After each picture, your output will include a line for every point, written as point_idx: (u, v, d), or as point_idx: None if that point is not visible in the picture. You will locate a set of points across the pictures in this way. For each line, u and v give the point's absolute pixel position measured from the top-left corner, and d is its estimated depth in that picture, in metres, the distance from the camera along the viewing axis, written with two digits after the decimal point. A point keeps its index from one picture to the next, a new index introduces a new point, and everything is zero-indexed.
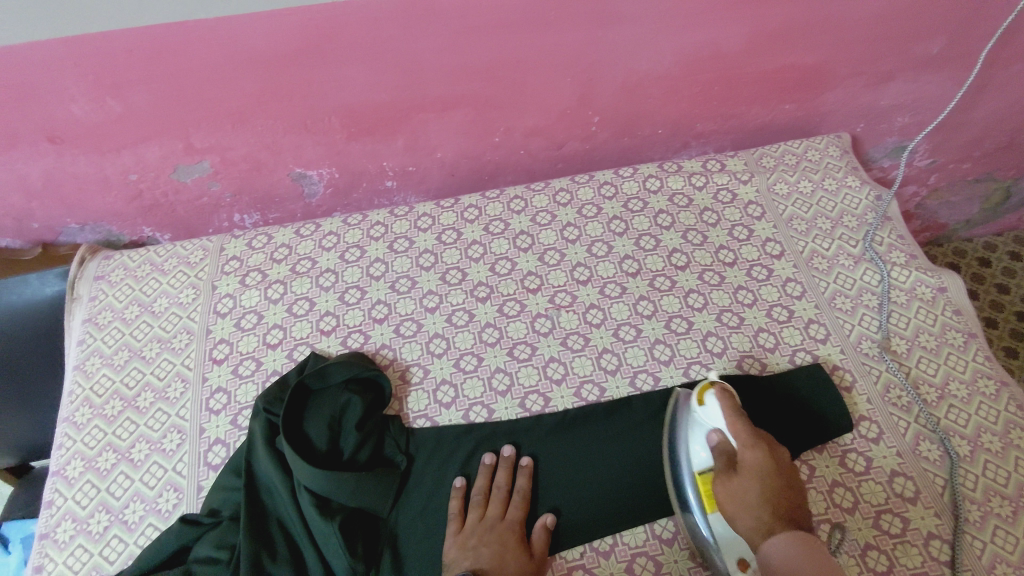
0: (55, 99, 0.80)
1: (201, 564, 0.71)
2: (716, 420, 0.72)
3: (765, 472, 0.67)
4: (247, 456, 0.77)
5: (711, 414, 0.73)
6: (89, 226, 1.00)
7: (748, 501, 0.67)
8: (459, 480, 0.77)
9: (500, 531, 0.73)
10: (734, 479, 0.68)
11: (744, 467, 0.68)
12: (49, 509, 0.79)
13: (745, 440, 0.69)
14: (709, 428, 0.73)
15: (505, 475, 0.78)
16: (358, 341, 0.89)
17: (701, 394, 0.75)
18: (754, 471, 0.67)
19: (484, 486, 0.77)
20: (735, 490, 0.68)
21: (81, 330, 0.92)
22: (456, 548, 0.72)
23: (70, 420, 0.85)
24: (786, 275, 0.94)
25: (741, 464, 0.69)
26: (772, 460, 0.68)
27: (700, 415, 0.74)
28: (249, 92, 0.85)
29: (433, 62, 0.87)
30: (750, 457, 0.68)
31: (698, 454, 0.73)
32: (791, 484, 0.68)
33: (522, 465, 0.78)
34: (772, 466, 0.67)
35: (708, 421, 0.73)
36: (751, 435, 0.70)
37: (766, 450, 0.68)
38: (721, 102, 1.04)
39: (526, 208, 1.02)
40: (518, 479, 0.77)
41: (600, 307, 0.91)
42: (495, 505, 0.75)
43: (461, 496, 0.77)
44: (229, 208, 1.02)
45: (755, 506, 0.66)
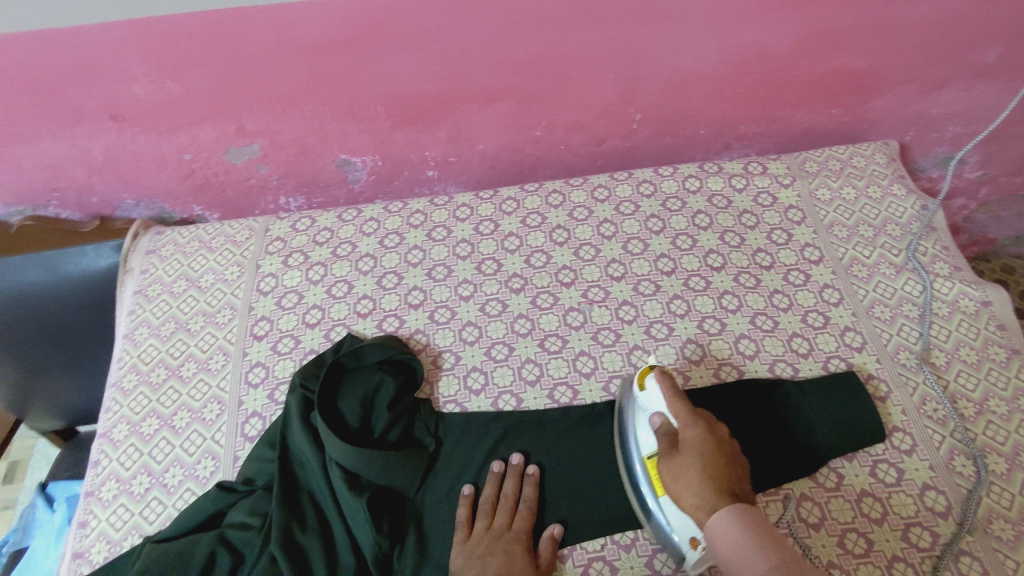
0: (118, 79, 0.84)
1: (235, 529, 0.74)
2: (657, 403, 0.73)
3: (704, 449, 0.66)
4: (282, 428, 0.80)
5: (651, 398, 0.74)
6: (143, 202, 1.04)
7: (689, 479, 0.65)
8: (467, 488, 0.78)
9: (509, 541, 0.73)
10: (677, 458, 0.67)
11: (684, 446, 0.68)
12: (96, 468, 0.83)
13: (684, 420, 0.69)
14: (651, 411, 0.73)
15: (514, 483, 0.77)
16: (393, 325, 0.91)
17: (643, 378, 0.75)
18: (694, 449, 0.67)
19: (492, 494, 0.77)
20: (678, 468, 0.66)
21: (131, 301, 0.97)
22: (463, 557, 0.72)
23: (118, 386, 0.89)
24: (823, 281, 0.93)
25: (682, 443, 0.68)
26: (711, 437, 0.68)
27: (641, 400, 0.75)
28: (300, 78, 0.88)
29: (479, 54, 0.89)
30: (689, 436, 0.68)
31: (645, 439, 0.73)
32: (732, 460, 0.67)
33: (527, 472, 0.78)
34: (710, 442, 0.67)
35: (649, 404, 0.74)
36: (690, 414, 0.70)
37: (704, 428, 0.68)
38: (766, 104, 1.03)
39: (563, 202, 1.02)
40: (524, 488, 0.77)
41: (633, 303, 0.92)
42: (503, 514, 0.75)
43: (469, 504, 0.77)
44: (275, 190, 1.05)
45: (697, 482, 0.65)
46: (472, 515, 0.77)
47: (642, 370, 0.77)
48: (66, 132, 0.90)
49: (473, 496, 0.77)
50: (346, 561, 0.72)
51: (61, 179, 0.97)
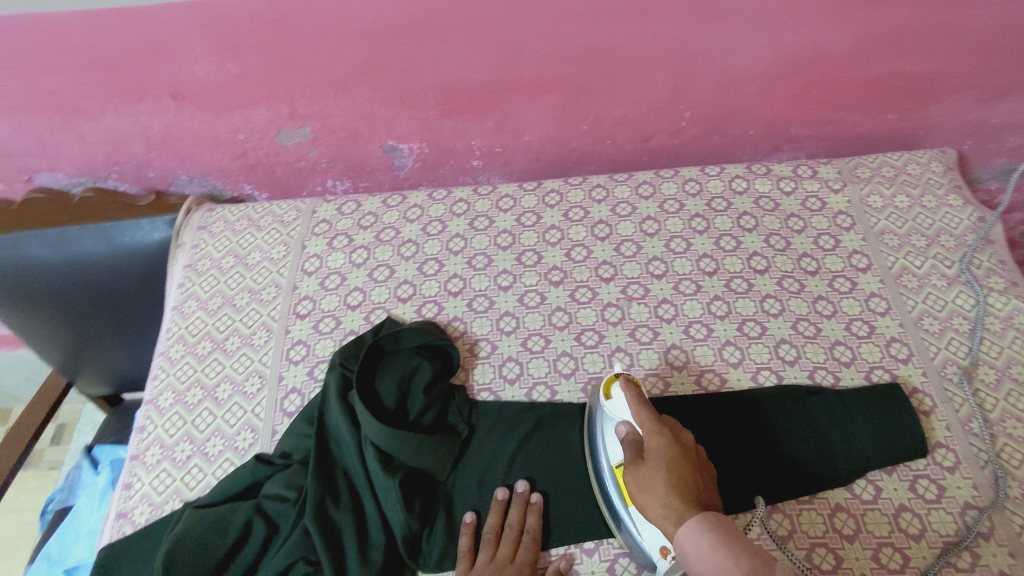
0: (181, 58, 0.87)
1: (271, 500, 0.76)
2: (623, 412, 0.74)
3: (668, 457, 0.65)
4: (320, 406, 0.81)
5: (616, 406, 0.74)
6: (197, 179, 1.07)
7: (654, 488, 0.64)
8: (470, 515, 0.75)
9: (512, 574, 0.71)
10: (641, 468, 0.66)
11: (648, 455, 0.66)
12: (141, 433, 0.86)
13: (648, 428, 0.68)
14: (619, 420, 0.74)
15: (517, 513, 0.75)
16: (432, 311, 0.92)
17: (609, 387, 0.77)
18: (659, 457, 0.65)
19: (496, 523, 0.74)
20: (644, 478, 0.65)
21: (182, 274, 1.00)
22: None
23: (166, 355, 0.92)
24: (870, 289, 0.91)
25: (646, 451, 0.67)
26: (674, 444, 0.66)
27: (608, 408, 0.76)
28: (353, 64, 0.89)
29: (531, 45, 0.89)
30: (652, 443, 0.67)
31: (613, 448, 0.74)
32: (696, 468, 0.66)
33: (530, 499, 0.76)
34: (673, 449, 0.66)
35: (615, 413, 0.75)
36: (653, 422, 0.69)
37: (667, 435, 0.67)
38: (820, 106, 1.01)
39: (607, 197, 1.02)
40: (528, 518, 0.75)
41: (673, 302, 0.91)
42: (506, 545, 0.73)
43: (472, 532, 0.74)
44: (323, 173, 1.07)
45: (662, 490, 0.63)
46: (475, 544, 0.75)
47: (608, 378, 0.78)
48: (129, 108, 0.93)
49: (475, 525, 0.75)
50: (376, 538, 0.74)
51: (121, 153, 1.00)
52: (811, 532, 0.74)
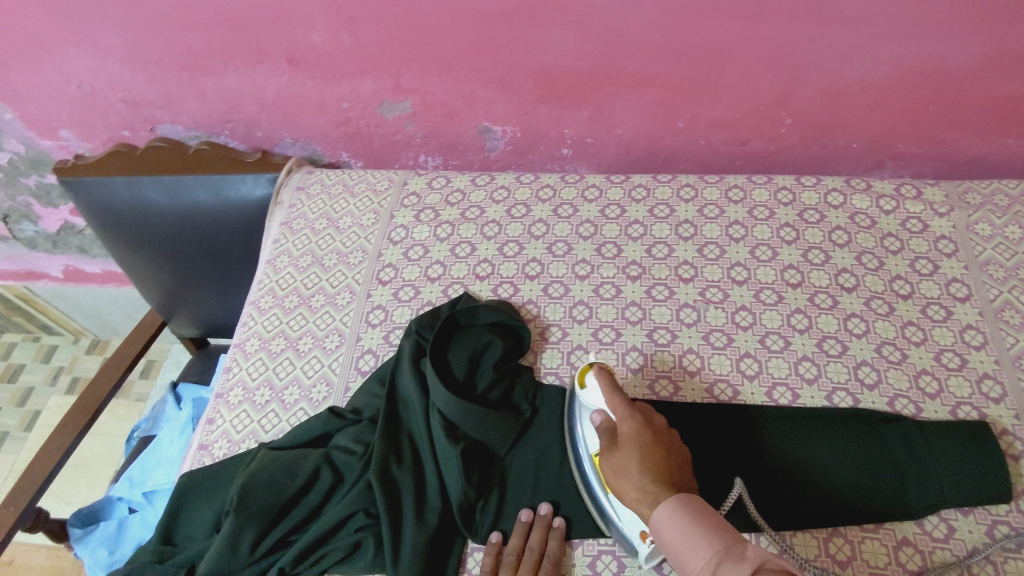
0: (301, 25, 0.92)
1: (340, 451, 0.80)
2: (597, 401, 0.73)
3: (641, 441, 0.66)
4: (394, 369, 0.85)
5: (591, 395, 0.74)
6: (300, 142, 1.12)
7: (627, 472, 0.65)
8: (495, 536, 0.74)
9: None
10: (616, 454, 0.67)
11: (621, 441, 0.67)
12: (228, 373, 0.92)
13: (620, 413, 0.69)
14: (593, 408, 0.74)
15: (539, 535, 0.73)
16: (507, 291, 0.94)
17: (582, 377, 0.76)
18: (632, 443, 0.66)
19: (518, 546, 0.73)
20: (619, 464, 0.66)
21: (278, 230, 1.05)
22: None
23: (256, 304, 0.98)
24: (967, 321, 0.86)
25: (621, 437, 0.68)
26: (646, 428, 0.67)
27: (583, 398, 0.75)
28: (459, 43, 0.92)
29: (636, 38, 0.89)
30: (625, 429, 0.68)
31: (592, 437, 0.74)
32: (670, 450, 0.67)
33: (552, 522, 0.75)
34: (646, 434, 0.67)
35: (590, 401, 0.74)
36: (626, 407, 0.70)
37: (640, 420, 0.68)
38: (933, 124, 0.96)
39: (695, 197, 1.01)
40: (550, 542, 0.73)
41: (751, 310, 0.89)
42: (525, 568, 0.71)
43: (495, 553, 0.73)
44: (417, 147, 1.10)
45: (636, 473, 0.64)
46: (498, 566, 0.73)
47: (582, 367, 0.78)
48: (249, 69, 0.99)
49: (499, 545, 0.74)
50: (433, 502, 0.76)
51: (235, 112, 1.07)
52: (871, 561, 0.71)
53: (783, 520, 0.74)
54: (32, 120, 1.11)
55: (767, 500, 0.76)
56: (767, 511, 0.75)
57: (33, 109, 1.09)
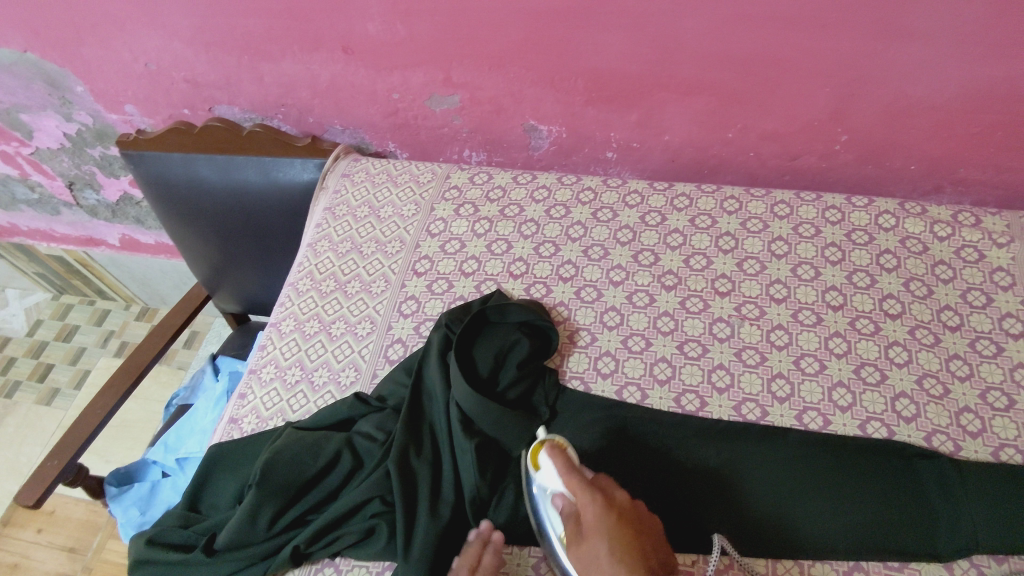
0: (358, 15, 0.93)
1: (361, 437, 0.81)
2: (554, 483, 0.66)
3: (607, 524, 0.60)
4: (421, 360, 0.86)
5: (547, 475, 0.67)
6: (349, 130, 1.14)
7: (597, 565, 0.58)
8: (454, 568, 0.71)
9: None
10: (583, 544, 0.61)
11: (586, 529, 0.61)
12: (262, 350, 0.95)
13: (579, 496, 0.63)
14: (552, 491, 0.67)
15: (476, 548, 0.71)
16: (540, 291, 0.94)
17: (536, 457, 0.70)
18: (596, 528, 0.60)
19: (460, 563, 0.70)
20: (587, 556, 0.60)
21: (321, 214, 1.07)
22: None
23: (294, 286, 1.00)
24: (1019, 359, 0.82)
25: (586, 525, 0.61)
26: (608, 507, 0.62)
27: (538, 480, 0.68)
28: (512, 40, 0.92)
29: (691, 44, 0.87)
30: (587, 514, 0.62)
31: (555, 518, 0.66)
32: (638, 529, 0.61)
33: (490, 538, 0.72)
34: (611, 516, 0.61)
35: (546, 481, 0.67)
36: (586, 487, 0.64)
37: (601, 502, 0.62)
38: (1001, 151, 0.91)
39: (739, 210, 0.98)
40: (485, 556, 0.71)
41: (788, 330, 0.87)
42: None
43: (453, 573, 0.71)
44: (463, 142, 1.11)
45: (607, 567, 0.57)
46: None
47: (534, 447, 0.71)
48: (305, 55, 1.01)
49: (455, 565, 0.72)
50: (447, 496, 0.77)
51: (289, 97, 1.09)
52: None
53: (790, 549, 0.72)
54: (101, 94, 1.16)
55: (773, 525, 0.74)
56: (773, 541, 0.73)
57: (102, 84, 1.14)
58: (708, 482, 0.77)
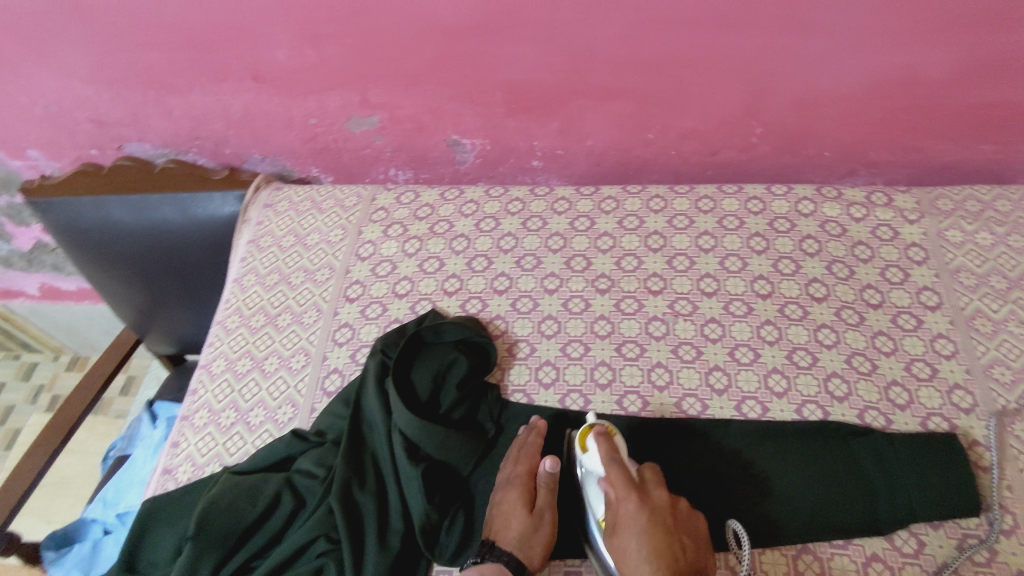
0: (264, 42, 0.91)
1: (302, 476, 0.79)
2: (596, 466, 0.72)
3: (644, 523, 0.66)
4: (358, 390, 0.84)
5: (591, 460, 0.72)
6: (268, 158, 1.11)
7: (632, 560, 0.64)
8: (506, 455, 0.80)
9: (508, 487, 0.76)
10: (618, 534, 0.67)
11: (620, 523, 0.67)
12: (193, 395, 0.91)
13: (618, 491, 0.68)
14: (593, 474, 0.72)
15: (523, 434, 0.80)
16: (476, 307, 0.93)
17: (582, 439, 0.74)
18: (632, 526, 0.66)
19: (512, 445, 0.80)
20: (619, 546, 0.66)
21: (245, 248, 1.04)
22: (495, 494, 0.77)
23: (222, 324, 0.97)
24: (938, 329, 0.85)
25: (620, 517, 0.67)
26: (646, 507, 0.67)
27: (584, 462, 0.73)
28: (425, 57, 0.91)
29: (602, 50, 0.88)
30: (626, 511, 0.67)
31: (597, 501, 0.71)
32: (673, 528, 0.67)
33: (536, 424, 0.80)
34: (646, 515, 0.66)
35: (593, 465, 0.72)
36: (624, 481, 0.69)
37: (639, 502, 0.67)
38: (905, 132, 0.95)
39: (665, 208, 1.00)
40: (529, 437, 0.79)
41: (721, 322, 0.88)
42: (511, 463, 0.78)
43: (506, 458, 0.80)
44: (387, 161, 1.09)
45: (642, 563, 0.64)
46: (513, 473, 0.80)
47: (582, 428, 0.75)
48: (214, 86, 0.98)
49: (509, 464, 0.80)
50: (395, 525, 0.75)
51: (203, 129, 1.06)
52: None
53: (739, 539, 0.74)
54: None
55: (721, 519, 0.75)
56: (723, 534, 0.74)
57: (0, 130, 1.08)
58: None
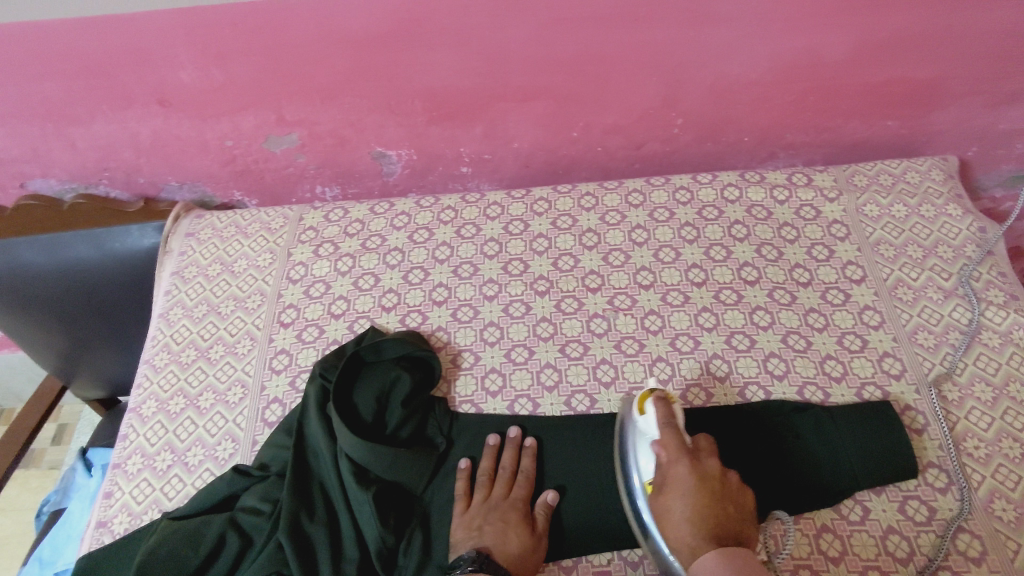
0: (166, 65, 0.87)
1: (246, 513, 0.76)
2: (653, 430, 0.71)
3: (692, 486, 0.65)
4: (300, 417, 0.81)
5: (649, 424, 0.72)
6: (187, 185, 1.07)
7: (675, 519, 0.65)
8: (464, 462, 0.79)
9: (505, 507, 0.74)
10: (664, 493, 0.67)
11: (669, 484, 0.67)
12: (124, 441, 0.86)
13: (669, 454, 0.68)
14: (650, 437, 0.71)
15: (511, 455, 0.79)
16: (416, 320, 0.91)
17: (642, 403, 0.74)
18: (679, 487, 0.66)
19: (490, 466, 0.78)
20: (664, 506, 0.66)
21: (169, 281, 1.00)
22: (462, 529, 0.74)
23: (150, 363, 0.93)
24: (864, 302, 0.89)
25: (669, 478, 0.67)
26: (696, 472, 0.66)
27: (641, 424, 0.73)
28: (339, 70, 0.89)
29: (517, 53, 0.88)
30: (675, 473, 0.67)
31: (646, 465, 0.70)
32: (721, 494, 0.66)
33: (526, 444, 0.79)
34: (696, 479, 0.66)
35: (649, 429, 0.72)
36: (677, 446, 0.68)
37: (690, 465, 0.67)
38: (816, 113, 0.98)
39: (596, 205, 1.00)
40: (523, 459, 0.78)
41: (660, 314, 0.89)
42: (501, 484, 0.76)
43: (466, 477, 0.78)
44: (312, 179, 1.07)
45: (685, 523, 0.64)
46: (470, 488, 0.78)
47: (642, 394, 0.75)
48: (118, 114, 0.93)
49: (469, 470, 0.79)
50: (350, 553, 0.73)
51: (111, 159, 1.01)
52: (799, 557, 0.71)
53: None
54: None
55: None
56: None
57: None
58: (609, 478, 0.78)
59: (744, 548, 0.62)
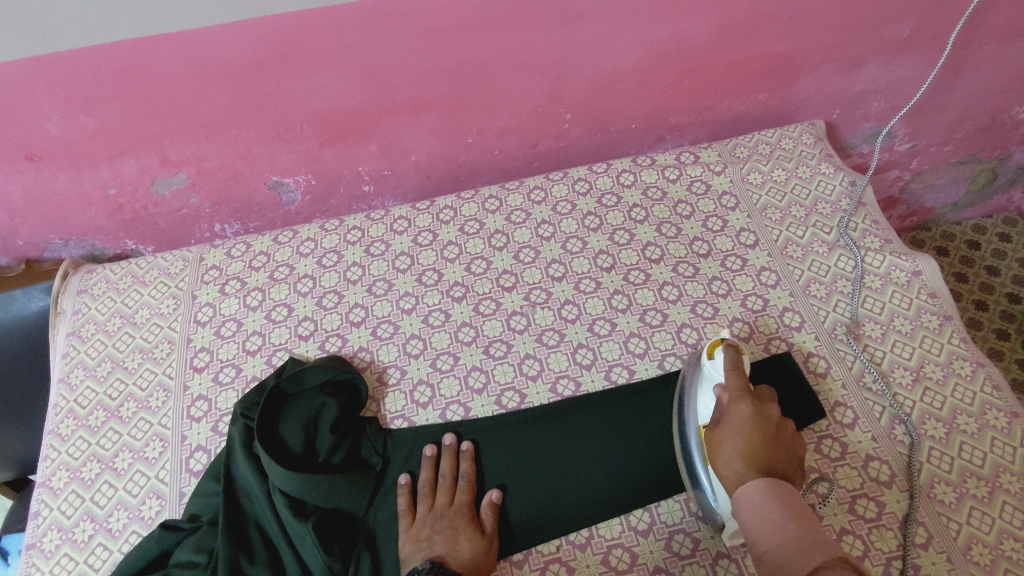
0: (30, 118, 0.83)
1: (181, 568, 0.73)
2: (720, 375, 0.74)
3: (750, 423, 0.68)
4: (226, 461, 0.78)
5: (717, 369, 0.74)
6: (72, 242, 1.04)
7: (726, 451, 0.68)
8: (403, 477, 0.78)
9: (452, 516, 0.74)
10: (721, 427, 0.70)
11: (727, 419, 0.70)
12: (36, 519, 0.81)
13: (731, 394, 0.71)
14: (715, 382, 0.74)
15: (449, 462, 0.79)
16: (336, 344, 0.90)
17: (712, 349, 0.76)
18: (736, 423, 0.69)
19: (430, 477, 0.78)
20: (718, 439, 0.69)
21: (65, 343, 0.94)
22: (411, 542, 0.73)
23: (55, 432, 0.87)
24: (760, 264, 0.94)
25: (728, 414, 0.70)
26: (757, 413, 0.69)
27: (708, 369, 0.75)
28: (220, 103, 0.87)
29: (400, 66, 0.88)
30: (736, 411, 0.70)
31: (706, 405, 0.74)
32: (777, 437, 0.68)
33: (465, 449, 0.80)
34: (755, 419, 0.68)
35: (715, 374, 0.74)
36: (741, 388, 0.71)
37: (751, 406, 0.69)
38: (692, 94, 1.04)
39: (501, 207, 1.02)
40: (462, 465, 0.79)
41: (576, 302, 0.92)
42: (444, 492, 0.76)
43: (408, 492, 0.77)
44: (209, 218, 1.05)
45: (736, 456, 0.67)
46: (414, 501, 0.78)
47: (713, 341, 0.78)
48: None
49: (410, 484, 0.78)
50: None
51: None
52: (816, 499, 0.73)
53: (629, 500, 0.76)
54: None
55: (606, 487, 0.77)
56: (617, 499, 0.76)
57: None
58: (542, 465, 0.80)
59: (791, 490, 0.64)
